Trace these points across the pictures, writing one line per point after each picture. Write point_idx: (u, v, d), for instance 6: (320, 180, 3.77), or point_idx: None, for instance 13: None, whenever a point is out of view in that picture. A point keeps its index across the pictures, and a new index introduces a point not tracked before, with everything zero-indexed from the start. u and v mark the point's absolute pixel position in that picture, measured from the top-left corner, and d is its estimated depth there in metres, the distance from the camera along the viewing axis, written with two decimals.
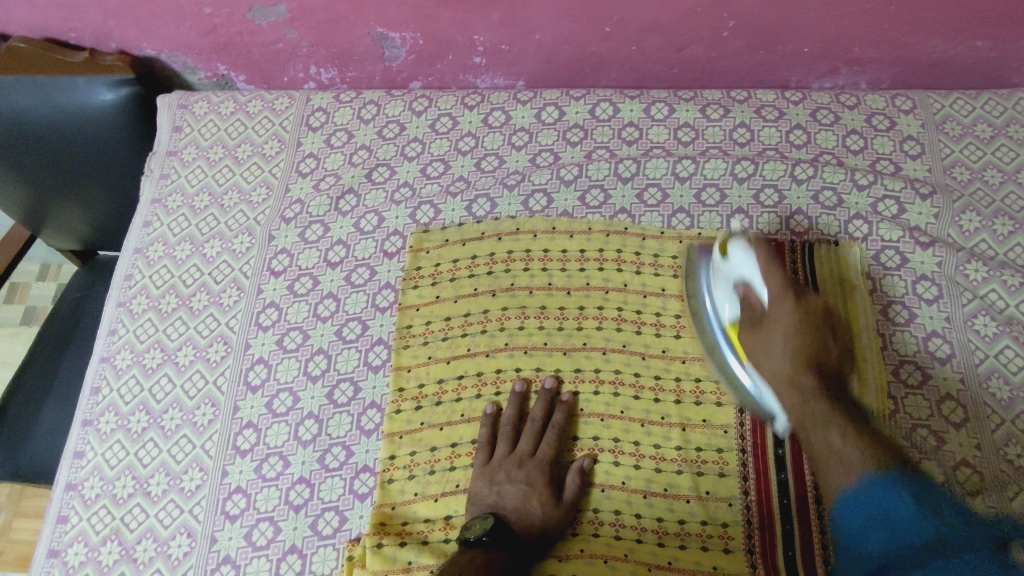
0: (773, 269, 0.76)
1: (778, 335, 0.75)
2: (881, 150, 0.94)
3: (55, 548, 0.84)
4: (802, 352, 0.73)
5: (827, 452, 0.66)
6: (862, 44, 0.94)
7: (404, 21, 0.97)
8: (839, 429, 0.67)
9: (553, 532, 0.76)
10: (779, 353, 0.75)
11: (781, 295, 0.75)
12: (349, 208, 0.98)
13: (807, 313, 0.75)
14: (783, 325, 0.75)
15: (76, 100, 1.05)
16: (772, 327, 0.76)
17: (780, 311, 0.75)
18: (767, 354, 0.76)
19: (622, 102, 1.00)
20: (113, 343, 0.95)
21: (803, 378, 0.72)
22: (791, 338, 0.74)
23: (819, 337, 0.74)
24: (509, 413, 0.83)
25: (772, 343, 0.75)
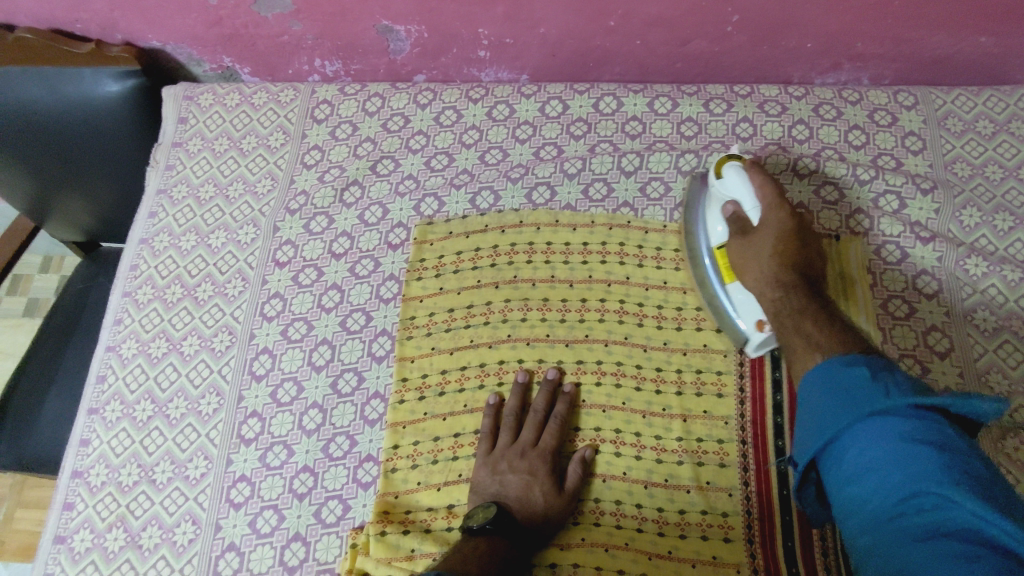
0: (767, 183, 0.78)
1: (764, 245, 0.77)
2: (883, 146, 0.95)
3: (61, 535, 0.84)
4: (786, 257, 0.76)
5: (799, 340, 0.69)
6: (866, 39, 0.94)
7: (409, 14, 0.97)
8: (811, 320, 0.70)
9: (555, 520, 0.77)
10: (765, 259, 0.76)
11: (774, 206, 0.77)
12: (353, 200, 0.99)
13: (794, 221, 0.77)
14: (772, 231, 0.77)
15: (82, 91, 1.05)
16: (758, 236, 0.78)
17: (770, 223, 0.77)
18: (752, 260, 0.77)
19: (625, 96, 1.00)
20: (119, 333, 0.95)
21: (785, 280, 0.74)
22: (779, 243, 0.76)
23: (801, 246, 0.77)
24: (511, 403, 0.83)
25: (758, 248, 0.77)
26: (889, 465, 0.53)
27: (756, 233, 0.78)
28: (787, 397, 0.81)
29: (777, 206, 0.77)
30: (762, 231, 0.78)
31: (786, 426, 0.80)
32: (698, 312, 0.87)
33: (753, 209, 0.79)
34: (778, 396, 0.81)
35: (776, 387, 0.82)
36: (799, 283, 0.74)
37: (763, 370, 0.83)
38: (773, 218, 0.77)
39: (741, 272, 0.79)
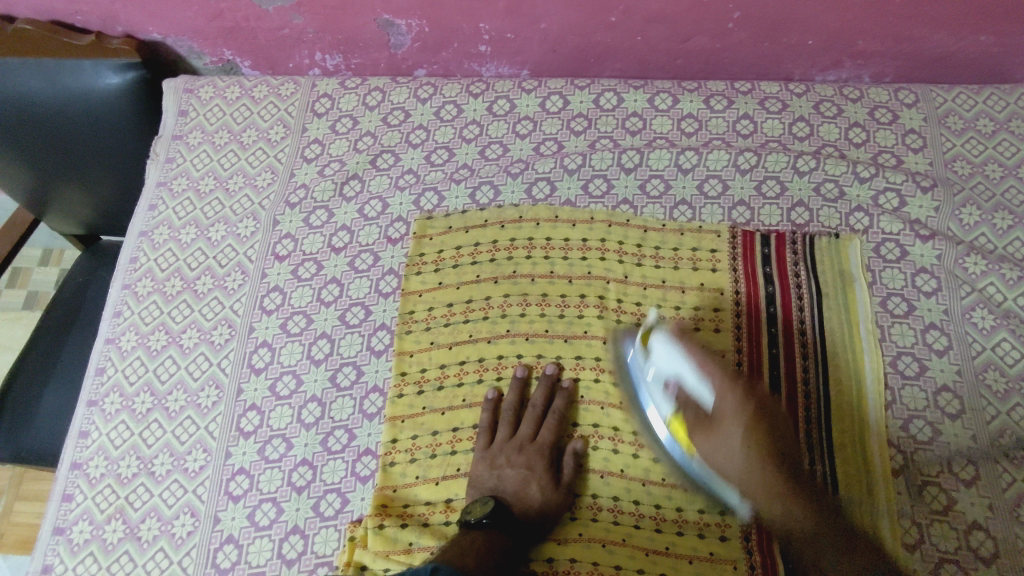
0: (710, 364, 0.73)
1: (734, 433, 0.72)
2: (884, 143, 0.95)
3: (60, 526, 0.85)
4: (761, 446, 0.72)
5: (816, 552, 0.70)
6: (866, 36, 0.94)
7: (410, 8, 0.97)
8: (817, 531, 0.70)
9: (552, 518, 0.77)
10: (741, 454, 0.72)
11: (727, 387, 0.73)
12: (353, 194, 0.99)
13: (754, 407, 0.73)
14: (737, 423, 0.72)
15: (81, 84, 1.05)
16: (725, 433, 0.72)
17: (727, 407, 0.72)
18: (728, 465, 0.72)
19: (626, 91, 1.00)
20: (119, 325, 0.95)
21: (771, 480, 0.71)
22: (752, 440, 0.72)
23: (770, 429, 0.73)
24: (510, 398, 0.84)
25: (730, 446, 0.72)
26: None
27: (719, 421, 0.73)
28: (784, 395, 0.82)
29: (734, 397, 0.72)
30: (722, 417, 0.73)
31: None
32: (696, 310, 0.87)
33: (702, 387, 0.73)
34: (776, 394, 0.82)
35: (774, 386, 0.82)
36: (785, 476, 0.71)
37: (762, 369, 0.83)
38: (736, 410, 0.72)
39: (712, 460, 0.73)
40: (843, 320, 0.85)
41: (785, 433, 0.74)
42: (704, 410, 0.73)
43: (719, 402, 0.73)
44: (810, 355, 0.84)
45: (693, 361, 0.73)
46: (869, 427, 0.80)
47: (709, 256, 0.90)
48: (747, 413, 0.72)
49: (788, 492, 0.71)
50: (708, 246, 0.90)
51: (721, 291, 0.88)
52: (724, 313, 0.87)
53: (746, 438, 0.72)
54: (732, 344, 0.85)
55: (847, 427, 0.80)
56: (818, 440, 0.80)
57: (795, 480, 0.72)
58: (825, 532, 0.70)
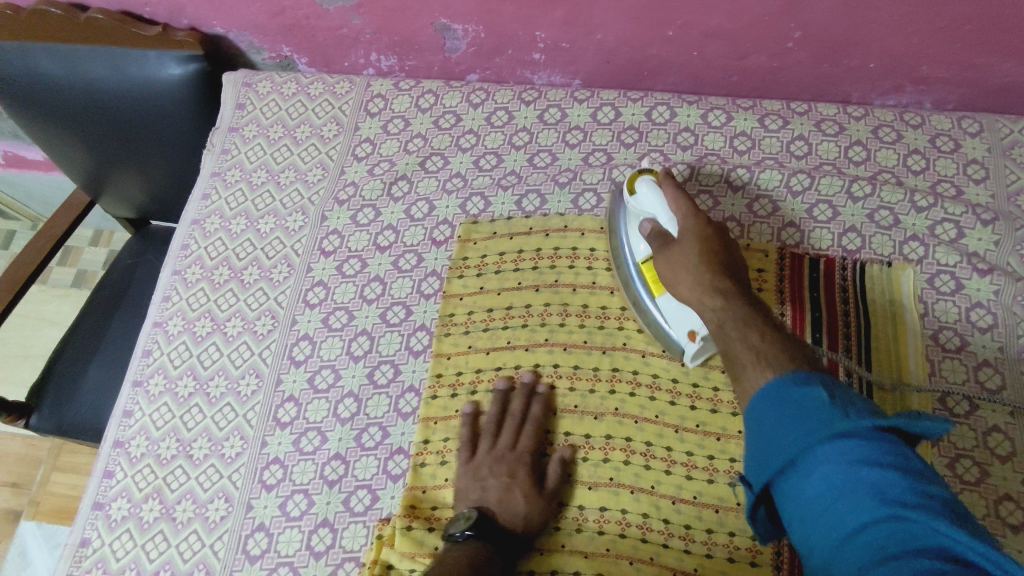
0: (680, 199, 0.78)
1: (686, 254, 0.74)
2: (943, 172, 0.92)
3: (100, 501, 0.87)
4: (710, 263, 0.73)
5: (746, 350, 0.64)
6: (931, 62, 0.92)
7: (468, 13, 0.98)
8: (756, 330, 0.65)
9: (537, 526, 0.76)
10: (690, 268, 0.73)
11: (690, 217, 0.77)
12: (401, 194, 1.00)
13: (711, 233, 0.76)
14: (691, 245, 0.75)
15: (145, 74, 1.08)
16: (679, 248, 0.75)
17: (688, 231, 0.76)
18: (679, 278, 0.74)
19: (679, 106, 0.99)
20: (167, 309, 0.98)
21: (719, 291, 0.70)
22: (702, 253, 0.74)
23: (725, 258, 0.74)
24: (491, 411, 0.84)
25: (679, 261, 0.74)
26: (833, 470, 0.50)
27: (675, 243, 0.76)
28: None
29: (692, 219, 0.76)
30: (681, 240, 0.76)
31: None
32: None
33: (670, 220, 0.78)
34: None
35: None
36: (733, 292, 0.70)
37: None
38: (690, 231, 0.75)
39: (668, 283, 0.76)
40: (891, 351, 0.83)
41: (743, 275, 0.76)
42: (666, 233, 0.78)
43: (677, 221, 0.77)
44: (855, 385, 0.81)
45: (666, 198, 0.79)
46: None
47: (755, 275, 0.88)
48: (701, 233, 0.75)
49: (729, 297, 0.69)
50: (756, 265, 0.89)
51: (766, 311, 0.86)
52: None
53: (699, 257, 0.73)
54: None
55: None
56: None
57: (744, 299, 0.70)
58: (763, 336, 0.64)
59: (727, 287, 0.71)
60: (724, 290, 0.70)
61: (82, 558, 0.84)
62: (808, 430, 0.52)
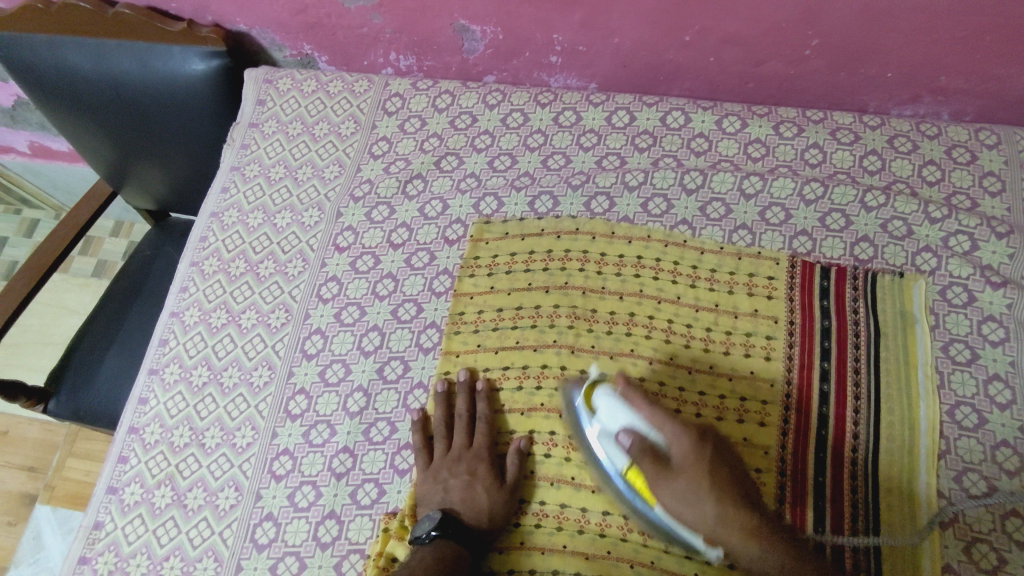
0: (660, 415, 0.72)
1: (695, 484, 0.69)
2: (959, 184, 0.92)
3: (114, 485, 0.89)
4: (725, 494, 0.69)
5: None
6: (949, 73, 0.92)
7: (487, 15, 0.99)
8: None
9: (499, 519, 0.78)
10: (706, 502, 0.69)
11: (683, 437, 0.71)
12: (415, 193, 1.01)
13: (710, 449, 0.71)
14: (698, 475, 0.69)
15: (169, 68, 1.10)
16: (685, 482, 0.69)
17: (686, 457, 0.70)
18: (695, 511, 0.69)
19: (694, 111, 1.00)
20: (185, 299, 1.00)
21: (746, 527, 0.68)
22: (715, 487, 0.69)
23: (730, 475, 0.71)
24: (437, 415, 0.85)
25: (690, 495, 0.69)
26: None
27: (678, 474, 0.70)
28: (831, 432, 0.80)
29: (686, 444, 0.70)
30: (682, 468, 0.70)
31: (827, 461, 0.79)
32: (748, 336, 0.86)
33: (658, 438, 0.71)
34: (822, 430, 0.81)
35: (821, 422, 0.81)
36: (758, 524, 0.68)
37: (812, 372, 0.83)
38: (691, 458, 0.70)
39: (678, 509, 0.70)
40: (901, 362, 0.83)
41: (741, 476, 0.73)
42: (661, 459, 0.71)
43: (670, 444, 0.71)
44: (862, 395, 0.82)
45: (646, 416, 0.72)
46: (919, 475, 0.77)
47: (766, 283, 0.89)
48: (701, 459, 0.70)
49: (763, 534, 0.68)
50: (766, 272, 0.89)
51: (775, 320, 0.86)
52: (776, 341, 0.85)
53: (711, 489, 0.69)
54: (781, 374, 0.84)
55: (896, 473, 0.78)
56: (864, 481, 0.78)
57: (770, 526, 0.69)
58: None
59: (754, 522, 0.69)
60: (754, 528, 0.68)
61: (95, 540, 0.86)
62: None
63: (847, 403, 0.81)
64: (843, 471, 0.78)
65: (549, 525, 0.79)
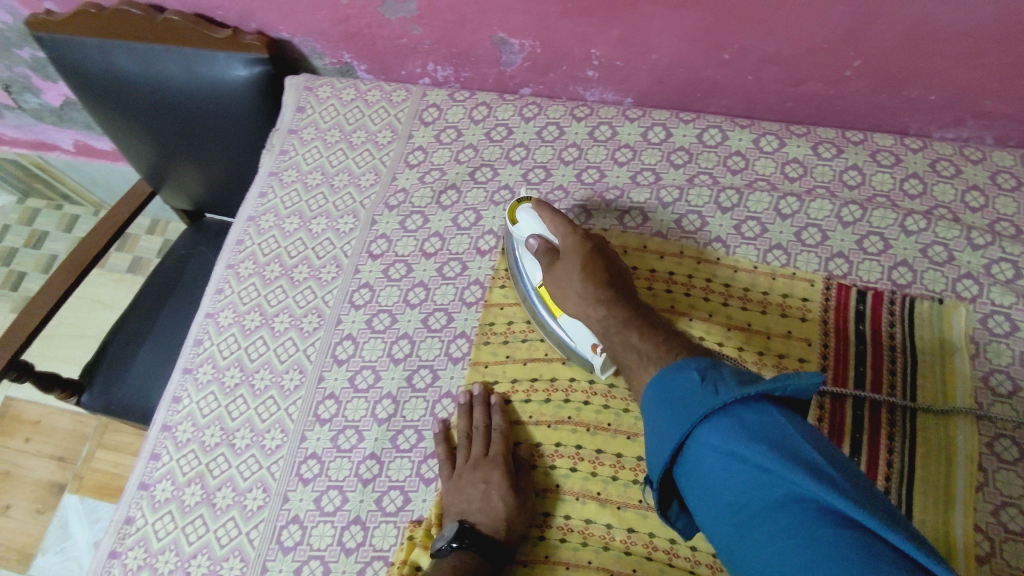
0: (558, 218, 0.83)
1: (574, 266, 0.80)
2: (1003, 211, 0.90)
3: (146, 482, 0.91)
4: (596, 277, 0.78)
5: (632, 355, 0.68)
6: (995, 97, 0.90)
7: (526, 28, 0.99)
8: (640, 334, 0.70)
9: (517, 523, 0.79)
10: (577, 283, 0.78)
11: (569, 232, 0.82)
12: (449, 203, 1.02)
13: (591, 246, 0.81)
14: (576, 261, 0.80)
15: (213, 74, 1.13)
16: (566, 268, 0.80)
17: (570, 249, 0.81)
18: (570, 293, 0.79)
19: (731, 129, 1.00)
20: (220, 300, 1.01)
21: (606, 303, 0.75)
22: (587, 270, 0.79)
23: (608, 268, 0.80)
24: (461, 425, 0.85)
25: (567, 277, 0.80)
26: (722, 450, 0.52)
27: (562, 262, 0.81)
28: (864, 459, 0.79)
29: (570, 238, 0.82)
30: (566, 257, 0.81)
31: None
32: (781, 358, 0.85)
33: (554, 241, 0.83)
34: (855, 457, 0.79)
35: (854, 449, 0.79)
36: (619, 301, 0.75)
37: (844, 398, 0.82)
38: (573, 248, 0.81)
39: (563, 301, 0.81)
40: (939, 387, 0.81)
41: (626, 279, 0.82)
42: (552, 253, 0.82)
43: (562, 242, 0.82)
44: (897, 422, 0.80)
45: (546, 219, 0.84)
46: (956, 508, 0.75)
47: (800, 304, 0.87)
48: (582, 251, 0.80)
49: (616, 305, 0.75)
50: (801, 294, 0.88)
51: (808, 342, 0.85)
52: (809, 364, 0.84)
53: (584, 273, 0.79)
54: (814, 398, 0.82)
55: (931, 505, 0.76)
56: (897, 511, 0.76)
57: (631, 305, 0.75)
58: (651, 340, 0.68)
59: (611, 296, 0.76)
60: (609, 303, 0.75)
61: (126, 535, 0.88)
62: (691, 407, 0.56)
63: (881, 429, 0.80)
64: None
65: (575, 540, 0.79)
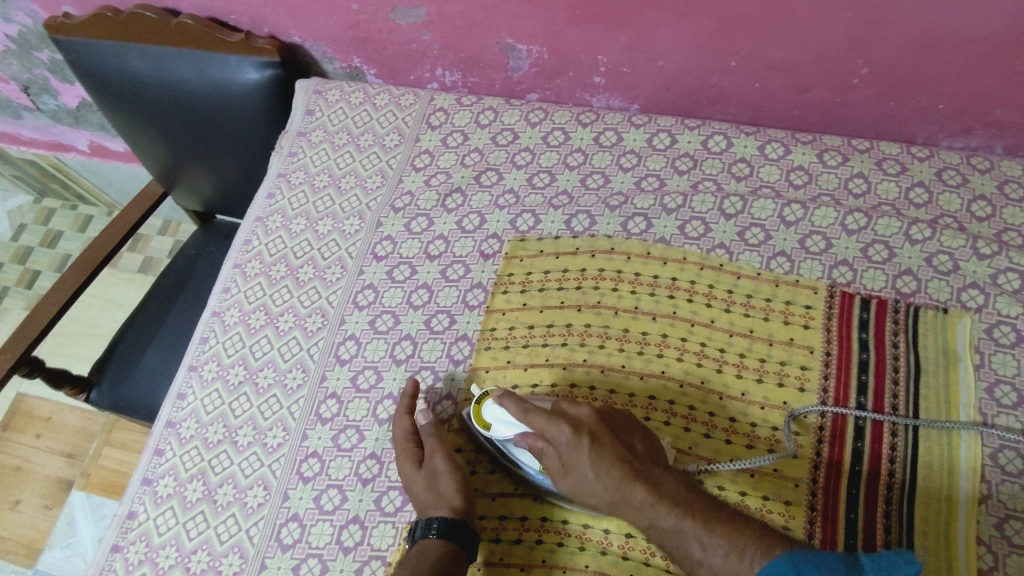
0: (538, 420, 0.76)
1: (585, 473, 0.73)
2: (1010, 221, 0.89)
3: (149, 477, 0.92)
4: (615, 477, 0.72)
5: (698, 566, 0.68)
6: (1005, 106, 0.90)
7: (534, 35, 1.00)
8: (697, 541, 0.68)
9: (445, 486, 0.79)
10: (598, 488, 0.73)
11: (559, 432, 0.75)
12: (454, 206, 1.02)
13: (589, 438, 0.74)
14: (585, 465, 0.73)
15: (225, 76, 1.15)
16: (576, 474, 0.74)
17: (570, 453, 0.74)
18: (593, 497, 0.74)
19: (736, 136, 1.00)
20: (226, 299, 1.03)
21: (640, 504, 0.71)
22: (602, 472, 0.73)
23: (620, 454, 0.74)
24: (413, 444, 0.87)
25: (583, 483, 0.74)
26: None
27: (568, 469, 0.74)
28: (865, 467, 0.78)
29: (564, 439, 0.74)
30: (570, 463, 0.74)
31: (861, 497, 0.77)
32: (783, 365, 0.84)
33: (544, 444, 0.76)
34: (856, 466, 0.78)
35: (855, 458, 0.79)
36: (653, 496, 0.71)
37: (847, 405, 0.81)
38: (573, 451, 0.74)
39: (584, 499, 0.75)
40: (942, 399, 0.80)
41: (638, 443, 0.76)
42: (552, 458, 0.75)
43: (557, 445, 0.75)
44: (899, 431, 0.79)
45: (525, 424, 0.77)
46: (958, 519, 0.74)
47: (803, 311, 0.87)
48: (584, 451, 0.73)
49: (653, 506, 0.70)
50: (803, 301, 0.88)
51: (811, 349, 0.85)
52: (811, 371, 0.84)
53: (599, 477, 0.73)
54: (815, 405, 0.82)
55: (932, 515, 0.75)
56: (898, 522, 0.75)
57: (667, 493, 0.71)
58: (707, 547, 0.67)
59: (639, 489, 0.71)
60: (645, 502, 0.71)
61: (128, 530, 0.89)
62: None
63: (884, 437, 0.79)
64: (876, 507, 0.76)
65: (572, 544, 0.79)
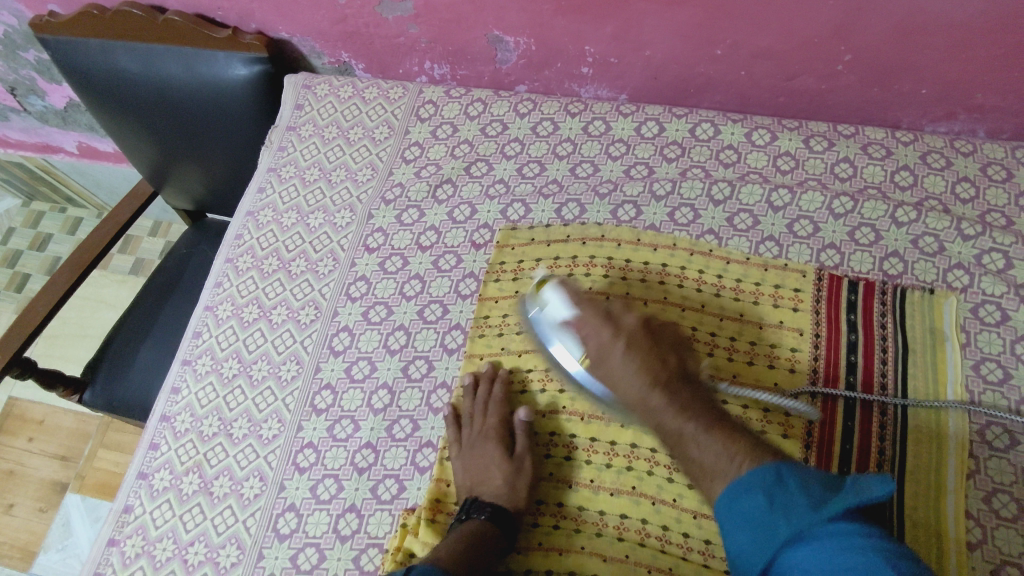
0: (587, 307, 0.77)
1: (616, 365, 0.73)
2: (993, 202, 0.91)
3: (144, 472, 0.92)
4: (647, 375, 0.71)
5: (700, 471, 0.66)
6: (986, 91, 0.91)
7: (520, 26, 1.01)
8: (709, 445, 0.66)
9: (522, 486, 0.80)
10: (626, 381, 0.72)
11: (601, 324, 0.75)
12: (445, 197, 1.03)
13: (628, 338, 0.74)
14: (618, 359, 0.73)
15: (213, 73, 1.14)
16: (609, 365, 0.74)
17: (605, 349, 0.74)
18: (621, 389, 0.73)
19: (723, 124, 1.01)
20: (219, 293, 1.03)
21: (664, 403, 0.70)
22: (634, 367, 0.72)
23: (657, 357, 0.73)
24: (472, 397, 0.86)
25: (614, 375, 0.74)
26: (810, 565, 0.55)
27: (602, 359, 0.75)
28: (856, 445, 0.79)
29: (604, 333, 0.74)
30: (604, 357, 0.74)
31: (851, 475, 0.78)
32: (773, 348, 0.86)
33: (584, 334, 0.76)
34: (847, 444, 0.80)
35: (846, 436, 0.80)
36: (679, 399, 0.69)
37: (837, 385, 0.82)
38: (608, 346, 0.74)
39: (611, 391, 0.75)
40: (930, 378, 0.82)
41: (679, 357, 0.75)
42: (588, 346, 0.76)
43: (597, 336, 0.75)
44: (888, 410, 0.81)
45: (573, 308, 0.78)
46: (947, 494, 0.76)
47: (792, 294, 0.88)
48: (623, 348, 0.73)
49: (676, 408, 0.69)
50: (792, 284, 0.89)
51: (800, 332, 0.86)
52: (801, 353, 0.85)
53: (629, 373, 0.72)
54: (806, 384, 0.83)
55: (922, 491, 0.76)
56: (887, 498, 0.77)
57: (693, 401, 0.70)
58: (716, 453, 0.65)
59: (665, 390, 0.70)
60: (670, 403, 0.69)
61: (124, 523, 0.89)
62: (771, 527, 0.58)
63: (874, 416, 0.81)
64: None
65: (568, 527, 0.79)
